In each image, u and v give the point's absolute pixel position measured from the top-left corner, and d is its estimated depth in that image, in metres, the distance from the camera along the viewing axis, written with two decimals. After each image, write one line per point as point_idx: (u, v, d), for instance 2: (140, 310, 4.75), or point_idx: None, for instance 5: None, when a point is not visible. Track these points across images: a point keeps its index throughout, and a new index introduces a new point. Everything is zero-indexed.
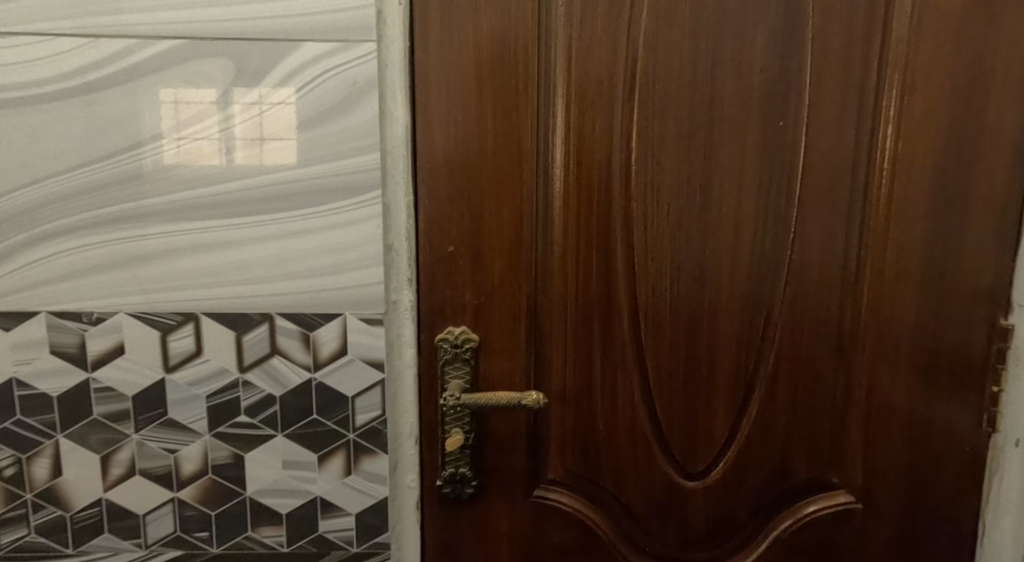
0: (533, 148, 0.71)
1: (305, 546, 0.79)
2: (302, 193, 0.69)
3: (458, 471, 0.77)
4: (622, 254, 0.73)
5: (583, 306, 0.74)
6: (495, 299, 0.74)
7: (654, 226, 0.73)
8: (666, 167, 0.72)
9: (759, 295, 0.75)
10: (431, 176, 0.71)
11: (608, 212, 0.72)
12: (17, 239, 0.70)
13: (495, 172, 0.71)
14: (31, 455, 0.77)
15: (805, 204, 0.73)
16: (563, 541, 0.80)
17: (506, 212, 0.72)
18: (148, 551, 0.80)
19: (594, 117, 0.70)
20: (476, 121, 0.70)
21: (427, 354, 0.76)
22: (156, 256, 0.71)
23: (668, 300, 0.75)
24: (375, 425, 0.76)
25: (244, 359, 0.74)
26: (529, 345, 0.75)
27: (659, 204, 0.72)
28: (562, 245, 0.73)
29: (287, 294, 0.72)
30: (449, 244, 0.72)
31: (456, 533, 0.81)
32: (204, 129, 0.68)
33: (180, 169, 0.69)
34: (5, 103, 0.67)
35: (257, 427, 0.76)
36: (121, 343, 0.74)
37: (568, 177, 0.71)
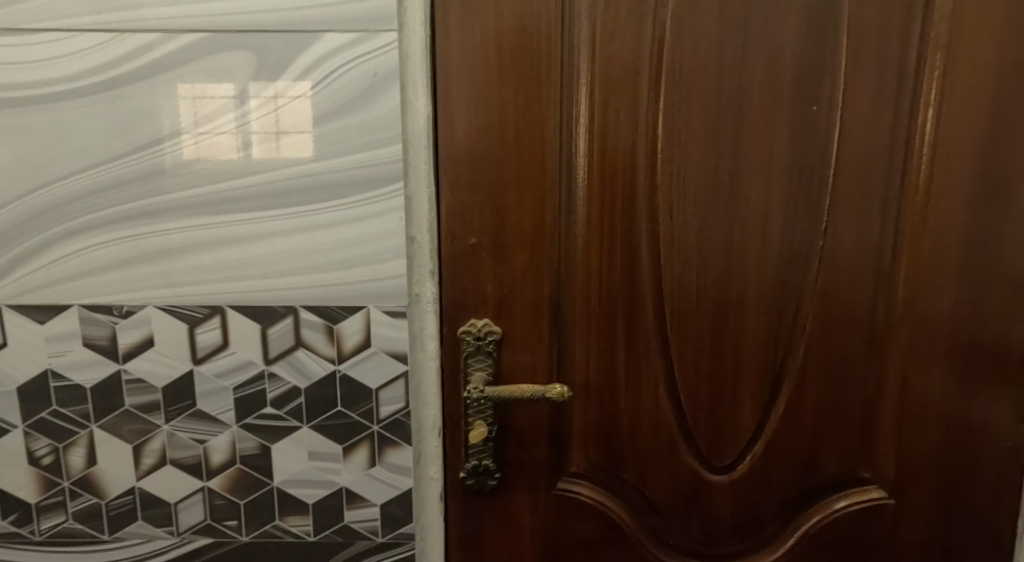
0: (555, 139, 0.70)
1: (331, 535, 0.80)
2: (324, 186, 0.69)
3: (481, 463, 0.77)
4: (647, 245, 0.72)
5: (607, 298, 0.73)
6: (517, 291, 0.73)
7: (680, 217, 0.71)
8: (693, 157, 0.70)
9: (788, 287, 0.73)
10: (452, 166, 0.70)
11: (633, 203, 0.71)
12: (49, 234, 0.72)
13: (517, 163, 0.70)
14: (66, 444, 0.79)
15: (838, 192, 0.71)
16: (587, 534, 0.80)
17: (528, 204, 0.71)
18: (180, 538, 0.82)
19: (618, 106, 0.69)
20: (497, 112, 0.69)
21: (450, 346, 0.76)
22: (183, 250, 0.72)
23: (694, 291, 0.73)
24: (399, 417, 0.76)
25: (270, 351, 0.75)
26: (552, 338, 0.75)
27: (686, 195, 0.71)
28: (585, 236, 0.72)
29: (310, 286, 0.72)
30: (471, 236, 0.72)
31: (480, 525, 0.81)
32: (225, 123, 0.68)
33: (202, 164, 0.69)
34: (33, 99, 0.68)
35: (284, 418, 0.77)
36: (150, 335, 0.75)
37: (591, 168, 0.70)
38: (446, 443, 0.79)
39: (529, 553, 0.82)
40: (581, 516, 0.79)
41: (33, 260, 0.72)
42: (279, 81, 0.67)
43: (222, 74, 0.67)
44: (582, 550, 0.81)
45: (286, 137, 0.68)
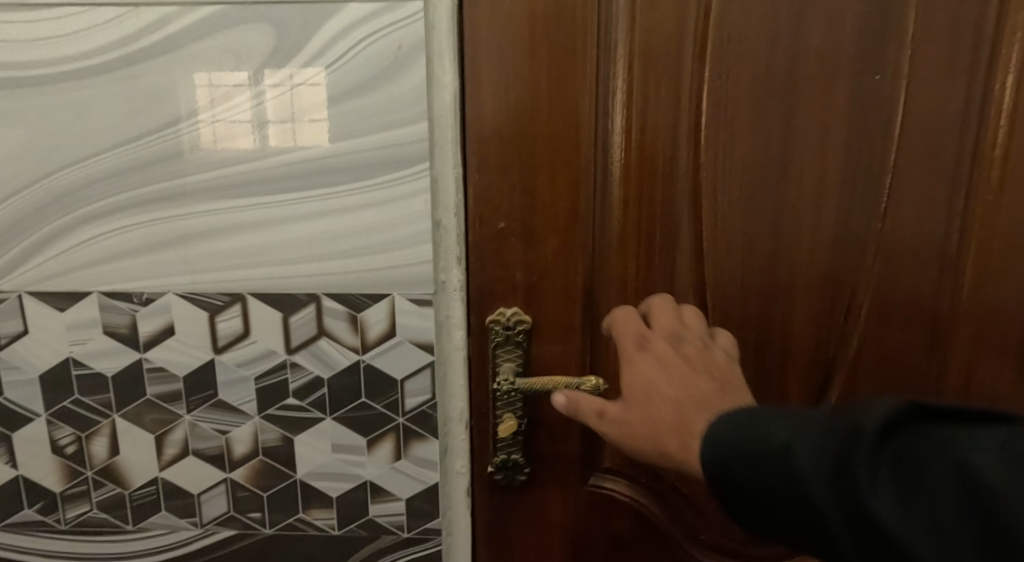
0: (590, 115, 0.66)
1: (356, 530, 0.78)
2: (347, 168, 0.67)
3: (510, 457, 0.74)
4: (689, 228, 0.68)
5: (645, 284, 0.70)
6: (548, 277, 0.70)
7: (723, 198, 0.67)
8: (740, 133, 0.66)
9: (842, 273, 0.69)
10: (481, 146, 0.67)
11: (673, 183, 0.67)
12: (69, 219, 0.70)
13: (550, 141, 0.66)
14: (89, 433, 0.77)
15: (900, 170, 0.66)
16: (621, 530, 0.77)
17: (562, 185, 0.67)
18: (203, 530, 0.80)
19: (657, 79, 0.65)
20: (528, 86, 0.65)
21: (476, 335, 0.72)
22: (202, 235, 0.70)
23: (740, 278, 0.69)
24: (425, 409, 0.73)
25: (292, 340, 0.72)
26: (586, 327, 0.71)
27: (731, 175, 0.67)
28: (622, 219, 0.68)
29: (333, 273, 0.70)
30: (500, 220, 0.68)
31: (508, 521, 0.78)
32: (244, 104, 0.66)
33: (221, 147, 0.67)
34: (47, 78, 0.66)
35: (306, 410, 0.74)
36: (170, 323, 0.73)
37: (629, 146, 0.66)
38: (474, 436, 0.76)
39: (559, 550, 0.79)
40: (614, 512, 0.77)
41: (53, 246, 0.71)
42: (298, 59, 0.64)
43: (241, 50, 0.65)
44: (615, 548, 0.78)
45: (308, 117, 0.66)
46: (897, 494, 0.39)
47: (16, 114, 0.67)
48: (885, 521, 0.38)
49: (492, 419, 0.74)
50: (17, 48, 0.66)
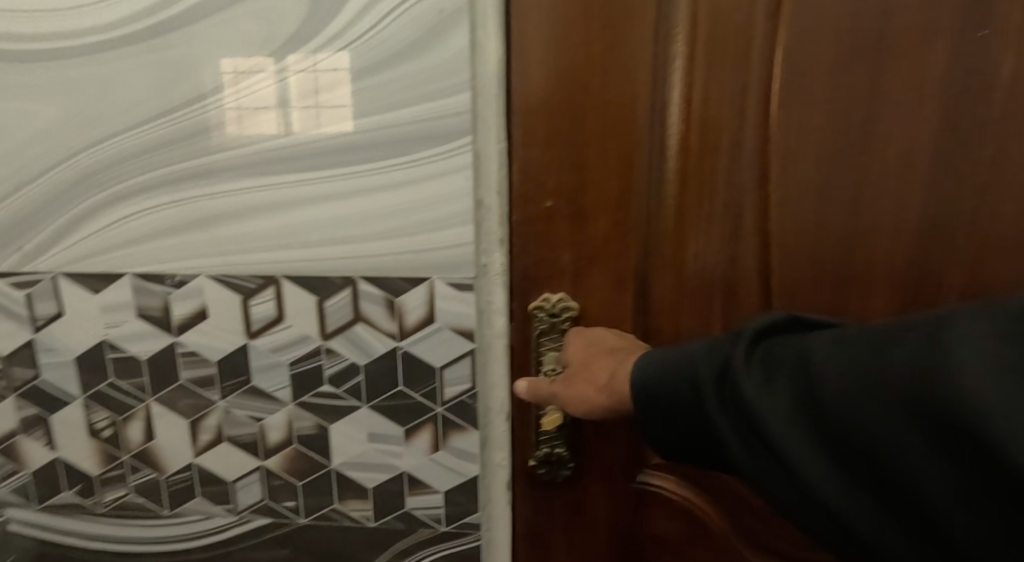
0: (647, 87, 0.61)
1: (392, 522, 0.76)
2: (385, 143, 0.63)
3: (553, 452, 0.71)
4: (754, 210, 0.63)
5: (704, 267, 0.65)
6: (597, 261, 0.66)
7: (794, 176, 0.61)
8: (818, 106, 0.60)
9: (930, 259, 0.62)
10: (528, 119, 0.62)
11: (739, 161, 0.62)
12: (102, 197, 0.68)
13: (601, 114, 0.62)
14: (124, 417, 0.76)
15: (1006, 142, 0.58)
16: (669, 530, 0.73)
17: (615, 161, 0.63)
18: (238, 517, 0.78)
19: (724, 47, 0.59)
20: (580, 54, 0.60)
21: (520, 322, 0.68)
22: (234, 215, 0.67)
23: (810, 261, 0.63)
24: (464, 399, 0.70)
25: (327, 325, 0.69)
26: (637, 313, 0.67)
27: (804, 152, 0.61)
28: (678, 197, 0.63)
29: (370, 255, 0.67)
30: (547, 198, 0.64)
31: (550, 518, 0.75)
32: (272, 77, 0.63)
33: (249, 128, 0.65)
34: (78, 50, 0.64)
35: (341, 398, 0.72)
36: (203, 307, 0.70)
37: (691, 120, 0.61)
38: (515, 429, 0.72)
39: (604, 549, 0.75)
40: (664, 512, 0.72)
41: (85, 226, 0.69)
42: (327, 31, 0.61)
43: (265, 24, 0.62)
44: (664, 549, 0.73)
45: (334, 97, 0.63)
46: (765, 376, 0.47)
47: (49, 88, 0.66)
48: (748, 395, 0.46)
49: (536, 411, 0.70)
50: (50, 18, 0.64)
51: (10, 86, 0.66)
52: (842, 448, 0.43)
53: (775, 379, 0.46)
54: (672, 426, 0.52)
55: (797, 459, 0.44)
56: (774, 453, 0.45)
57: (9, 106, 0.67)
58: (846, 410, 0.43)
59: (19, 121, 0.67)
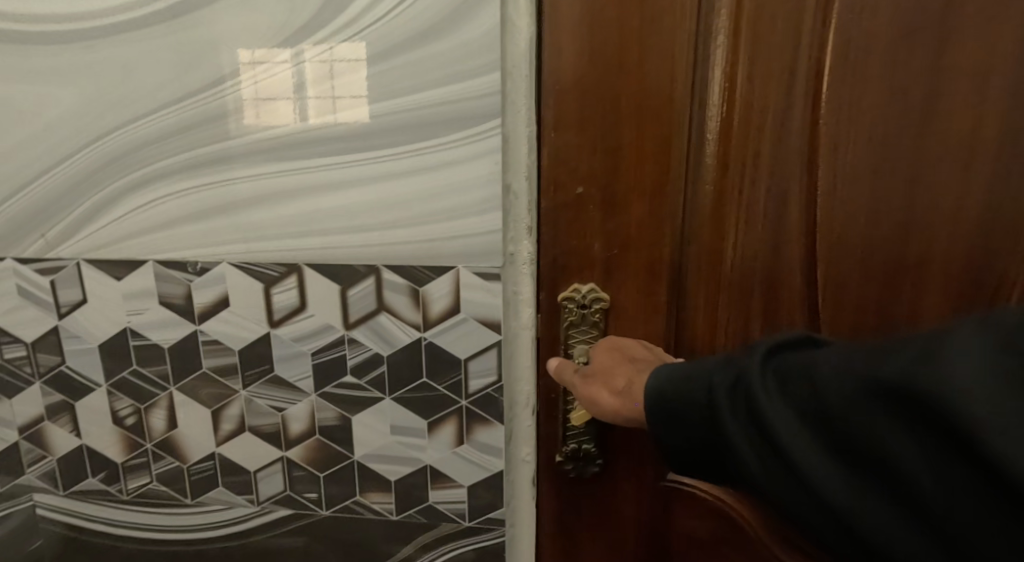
0: (688, 66, 0.58)
1: (415, 515, 0.74)
2: (411, 125, 0.62)
3: (581, 447, 0.69)
4: (799, 197, 0.60)
5: (744, 256, 0.62)
6: (630, 250, 0.63)
7: (843, 162, 0.58)
8: (872, 87, 0.57)
9: (989, 247, 0.58)
10: (560, 100, 0.60)
11: (785, 146, 0.59)
12: (124, 183, 0.68)
13: (638, 95, 0.59)
14: (147, 405, 0.75)
15: None
16: (701, 530, 0.70)
17: (651, 145, 0.60)
18: (260, 508, 0.77)
19: (772, 25, 0.56)
20: (616, 31, 0.58)
21: (548, 314, 0.66)
22: (256, 201, 0.66)
23: (859, 250, 0.60)
24: (489, 392, 0.69)
25: (350, 314, 0.68)
26: (671, 304, 0.64)
27: (854, 136, 0.58)
28: (718, 182, 0.60)
29: (395, 242, 0.65)
30: (579, 184, 0.62)
31: (577, 516, 0.72)
32: (293, 60, 0.62)
33: (265, 116, 0.63)
34: (98, 32, 0.64)
35: (365, 389, 0.70)
36: (225, 294, 0.69)
37: (734, 102, 0.58)
38: (541, 424, 0.70)
39: (632, 549, 0.73)
40: (696, 511, 0.70)
41: (107, 212, 0.68)
42: (347, 16, 0.60)
43: (281, 10, 0.61)
44: (695, 549, 0.71)
45: (348, 89, 0.62)
46: (779, 388, 0.42)
47: (71, 72, 0.65)
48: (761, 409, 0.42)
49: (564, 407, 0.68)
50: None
51: (32, 69, 0.65)
52: (866, 465, 0.39)
53: (789, 390, 0.42)
54: (683, 441, 0.47)
55: (818, 476, 0.40)
56: (793, 473, 0.40)
57: (31, 90, 0.66)
58: (863, 423, 0.39)
59: (40, 105, 0.66)
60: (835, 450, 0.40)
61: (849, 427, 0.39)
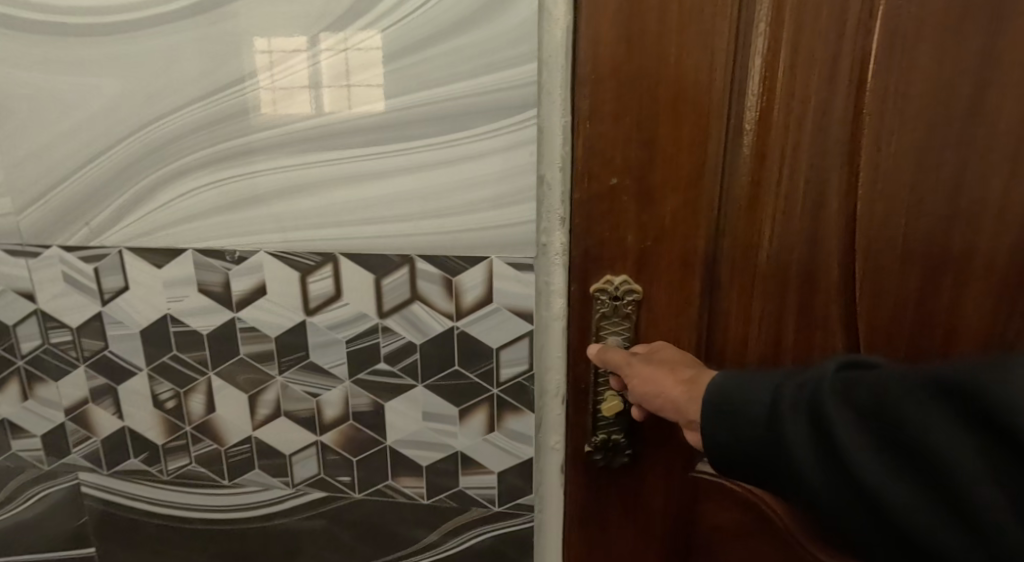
0: (727, 57, 0.57)
1: (445, 500, 0.76)
2: (445, 117, 0.63)
3: (610, 437, 0.69)
4: (839, 193, 0.59)
5: (784, 247, 0.61)
6: (663, 240, 0.63)
7: (886, 160, 0.58)
8: (917, 80, 0.56)
9: None
10: (595, 89, 0.59)
11: (827, 141, 0.58)
12: (162, 173, 0.69)
13: (675, 86, 0.58)
14: (186, 389, 0.77)
15: None
16: (728, 522, 0.71)
17: (687, 137, 0.60)
18: (295, 490, 0.79)
19: (817, 15, 0.56)
20: (653, 20, 0.57)
21: (578, 306, 0.66)
22: (293, 191, 0.67)
23: (901, 245, 0.60)
24: (521, 381, 0.70)
25: (385, 303, 0.69)
26: (704, 297, 0.64)
27: (901, 132, 0.57)
28: (754, 172, 0.60)
29: (429, 233, 0.66)
30: (612, 175, 0.62)
31: (603, 506, 0.73)
32: (322, 55, 0.63)
33: (292, 106, 0.65)
34: (132, 25, 0.65)
35: (398, 376, 0.72)
36: (262, 283, 0.71)
37: (774, 94, 0.58)
38: (569, 415, 0.70)
39: (657, 540, 0.73)
40: (722, 502, 0.70)
41: (149, 201, 0.70)
42: (373, 9, 0.61)
43: (298, 3, 0.62)
44: (723, 540, 0.72)
45: (365, 78, 0.63)
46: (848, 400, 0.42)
47: (109, 64, 0.66)
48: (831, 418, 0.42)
49: (593, 399, 0.69)
50: None
51: (70, 60, 0.67)
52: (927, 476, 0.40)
53: (857, 401, 0.42)
54: (733, 442, 0.48)
55: (875, 483, 0.40)
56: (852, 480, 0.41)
57: (71, 80, 0.67)
58: (927, 435, 0.39)
59: (81, 96, 0.68)
60: (896, 461, 0.40)
61: (913, 438, 0.40)
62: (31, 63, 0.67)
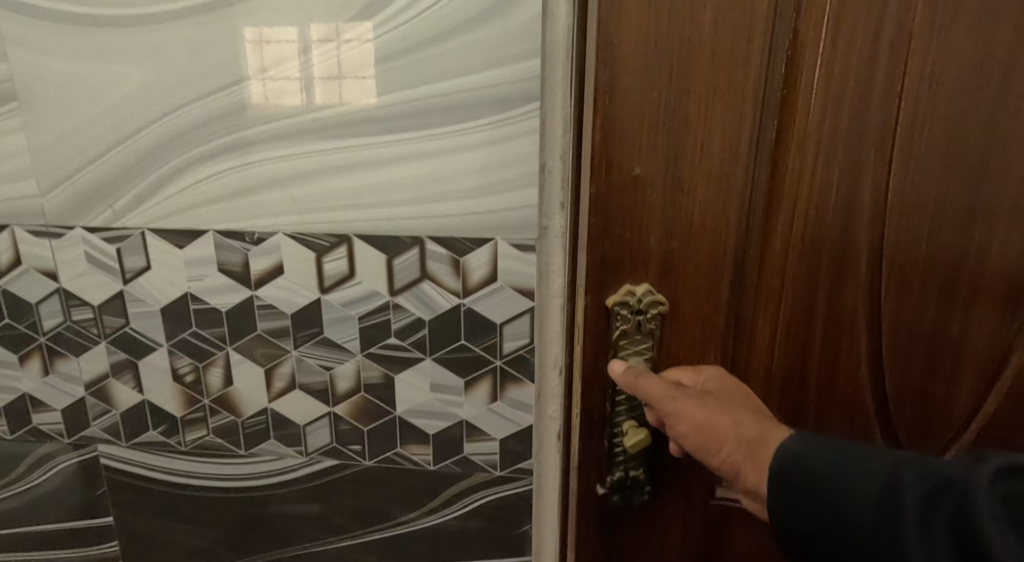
0: (762, 59, 0.56)
1: (451, 465, 0.82)
2: (455, 107, 0.68)
3: (629, 475, 0.68)
4: (871, 204, 0.60)
5: (809, 239, 0.61)
6: (692, 234, 0.61)
7: (916, 174, 0.60)
8: (945, 86, 0.57)
9: None
10: (620, 70, 0.57)
11: (863, 152, 0.59)
12: (183, 159, 0.73)
13: (707, 83, 0.57)
14: (205, 363, 0.82)
15: None
16: (751, 545, 0.73)
17: (717, 140, 0.58)
18: (308, 458, 0.84)
19: (855, 8, 0.55)
20: (689, 19, 0.55)
21: (596, 314, 0.64)
22: (311, 176, 0.72)
23: (925, 231, 0.61)
24: (523, 353, 0.76)
25: (396, 282, 0.74)
26: (731, 307, 0.64)
27: (933, 117, 0.58)
28: (785, 160, 0.60)
29: (437, 215, 0.72)
30: (636, 165, 0.59)
31: (620, 545, 0.72)
32: (329, 52, 0.68)
33: (303, 96, 0.69)
34: (152, 19, 0.69)
35: (407, 350, 0.77)
36: (280, 263, 0.75)
37: (805, 107, 0.58)
38: (585, 447, 0.69)
39: None
40: (745, 526, 0.72)
41: (171, 185, 0.74)
42: (379, 11, 0.66)
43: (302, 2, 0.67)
44: None
45: (362, 75, 0.68)
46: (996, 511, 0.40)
47: (132, 54, 0.70)
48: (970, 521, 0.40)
49: (610, 432, 0.68)
50: None
51: (94, 52, 0.71)
52: None
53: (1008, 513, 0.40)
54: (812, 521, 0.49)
55: None
56: None
57: (96, 70, 0.71)
58: None
59: (106, 84, 0.71)
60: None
61: None
62: (54, 54, 0.71)
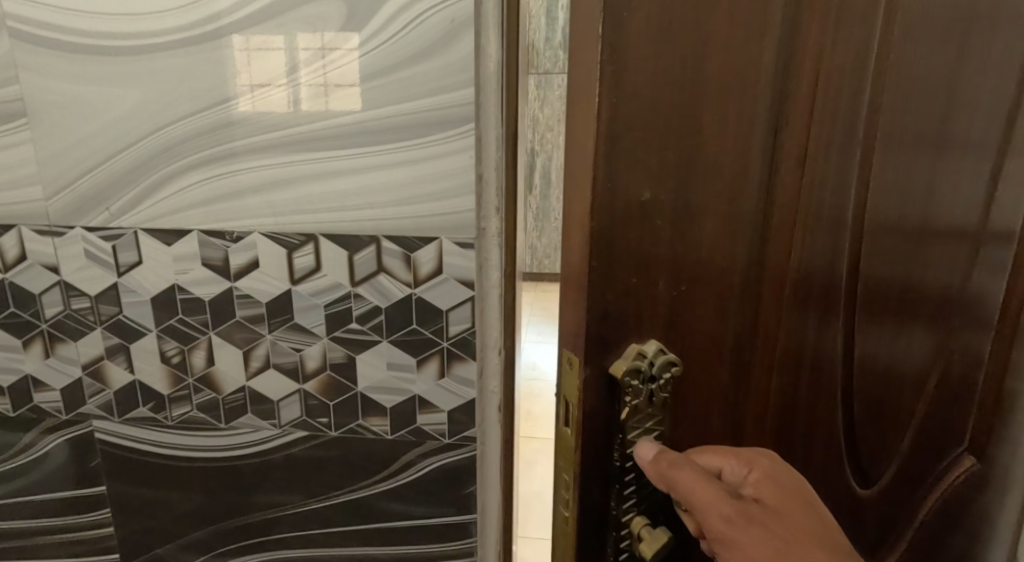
0: (763, 113, 0.61)
1: (406, 435, 0.94)
2: (407, 126, 0.81)
3: None
4: (841, 238, 0.69)
5: (794, 274, 0.68)
6: (702, 275, 0.65)
7: (874, 216, 0.70)
8: (891, 138, 0.68)
9: (954, 255, 0.74)
10: (627, 115, 0.59)
11: (840, 204, 0.67)
12: (173, 168, 0.85)
13: (714, 135, 0.61)
14: (190, 347, 0.93)
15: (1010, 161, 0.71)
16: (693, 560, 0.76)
17: (714, 187, 0.62)
18: (282, 430, 0.96)
19: (835, 68, 0.62)
20: (693, 69, 0.59)
21: (607, 387, 0.66)
22: (285, 183, 0.84)
23: (873, 261, 0.71)
24: (466, 335, 0.88)
25: (356, 274, 0.86)
26: (734, 350, 0.68)
27: (886, 163, 0.68)
28: (778, 199, 0.65)
29: (392, 217, 0.84)
30: (643, 193, 0.61)
31: None
32: (305, 76, 0.80)
33: (281, 113, 0.81)
34: (144, 48, 0.80)
35: (366, 333, 0.89)
36: (256, 258, 0.87)
37: (790, 154, 0.64)
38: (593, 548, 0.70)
39: None
40: None
41: (163, 191, 0.86)
42: (352, 41, 0.79)
43: (284, 34, 0.79)
44: None
45: (337, 93, 0.80)
46: None
47: (130, 78, 0.82)
48: None
49: (618, 534, 0.70)
50: (121, 23, 0.80)
51: (98, 77, 0.82)
52: None
53: None
54: None
55: None
56: None
57: (98, 91, 0.83)
58: None
59: (107, 105, 0.83)
60: None
61: None
62: (65, 77, 0.82)
